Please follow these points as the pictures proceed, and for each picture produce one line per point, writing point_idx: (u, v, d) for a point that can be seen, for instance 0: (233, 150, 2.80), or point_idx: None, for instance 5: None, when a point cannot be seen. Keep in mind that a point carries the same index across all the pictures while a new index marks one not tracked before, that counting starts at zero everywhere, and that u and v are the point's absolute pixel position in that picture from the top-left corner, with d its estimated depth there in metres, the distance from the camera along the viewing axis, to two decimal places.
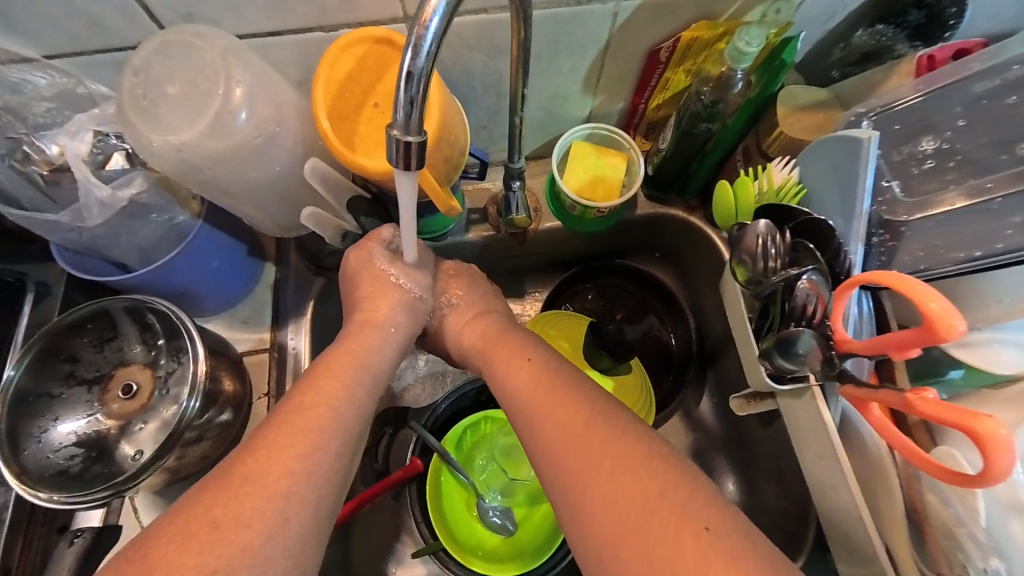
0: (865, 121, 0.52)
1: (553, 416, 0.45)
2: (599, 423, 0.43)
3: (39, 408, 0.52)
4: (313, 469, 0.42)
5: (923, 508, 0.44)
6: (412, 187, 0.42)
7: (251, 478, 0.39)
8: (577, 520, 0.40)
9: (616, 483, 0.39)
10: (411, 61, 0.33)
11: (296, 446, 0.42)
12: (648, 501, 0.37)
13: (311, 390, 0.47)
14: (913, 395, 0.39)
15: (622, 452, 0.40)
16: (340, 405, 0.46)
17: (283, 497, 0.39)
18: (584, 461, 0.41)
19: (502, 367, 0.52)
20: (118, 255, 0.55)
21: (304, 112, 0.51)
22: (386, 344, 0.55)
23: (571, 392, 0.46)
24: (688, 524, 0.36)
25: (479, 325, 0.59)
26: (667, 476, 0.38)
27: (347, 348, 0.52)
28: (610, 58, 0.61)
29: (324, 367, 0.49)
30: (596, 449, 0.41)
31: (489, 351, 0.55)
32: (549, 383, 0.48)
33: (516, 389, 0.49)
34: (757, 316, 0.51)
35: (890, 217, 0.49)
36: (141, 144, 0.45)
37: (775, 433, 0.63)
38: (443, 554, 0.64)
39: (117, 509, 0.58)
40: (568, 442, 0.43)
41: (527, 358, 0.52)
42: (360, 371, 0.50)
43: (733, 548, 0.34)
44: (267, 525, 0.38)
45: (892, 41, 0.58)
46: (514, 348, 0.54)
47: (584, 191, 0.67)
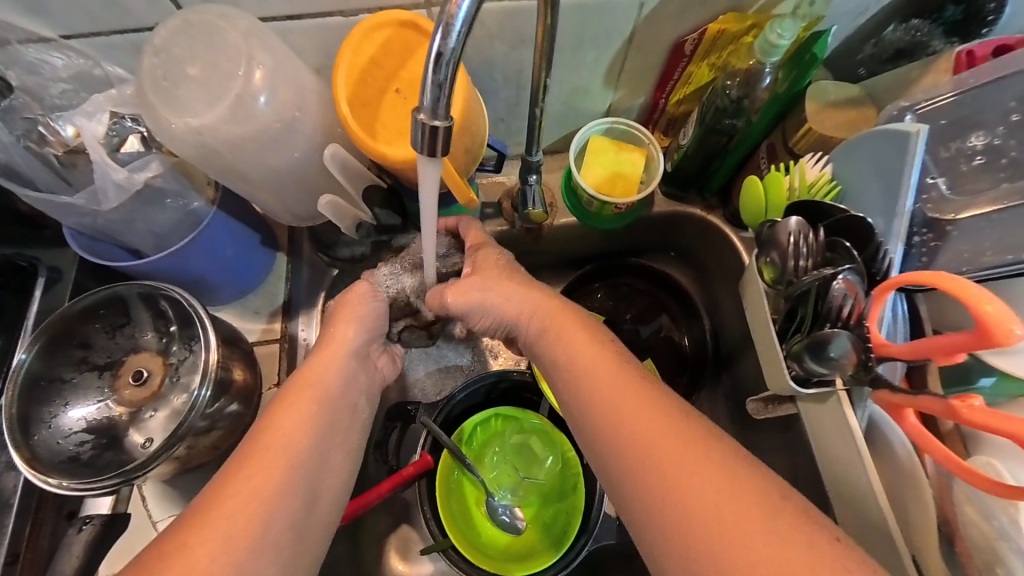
0: (910, 115, 0.50)
1: (646, 410, 0.41)
2: (698, 425, 0.41)
3: (50, 393, 0.51)
4: (263, 501, 0.41)
5: (957, 519, 0.42)
6: (435, 175, 0.41)
7: (199, 510, 0.40)
8: (679, 519, 0.37)
9: (732, 483, 0.37)
10: (441, 42, 0.31)
11: (243, 478, 0.41)
12: (770, 505, 0.36)
13: (277, 417, 0.45)
14: (959, 403, 0.38)
15: (731, 458, 0.38)
16: (319, 418, 0.46)
17: (227, 528, 0.39)
18: (689, 460, 0.38)
19: (576, 344, 0.47)
20: (133, 241, 0.55)
21: (324, 98, 0.50)
22: (346, 364, 0.51)
23: (662, 391, 0.43)
24: (816, 532, 0.35)
25: (544, 296, 0.52)
26: (778, 483, 0.38)
27: (318, 367, 0.49)
28: (634, 50, 0.60)
29: (287, 394, 0.46)
30: (703, 450, 0.38)
31: (556, 328, 0.49)
32: (634, 375, 0.44)
33: (592, 371, 0.44)
34: (783, 318, 0.49)
35: (937, 216, 0.48)
36: (161, 126, 0.44)
37: (793, 439, 0.62)
38: (452, 552, 0.61)
39: (126, 497, 0.58)
40: (669, 438, 0.39)
41: (607, 343, 0.47)
42: (315, 392, 0.47)
43: (858, 554, 0.34)
44: (213, 555, 0.38)
45: (927, 37, 0.56)
46: (590, 331, 0.48)
47: (603, 187, 0.66)
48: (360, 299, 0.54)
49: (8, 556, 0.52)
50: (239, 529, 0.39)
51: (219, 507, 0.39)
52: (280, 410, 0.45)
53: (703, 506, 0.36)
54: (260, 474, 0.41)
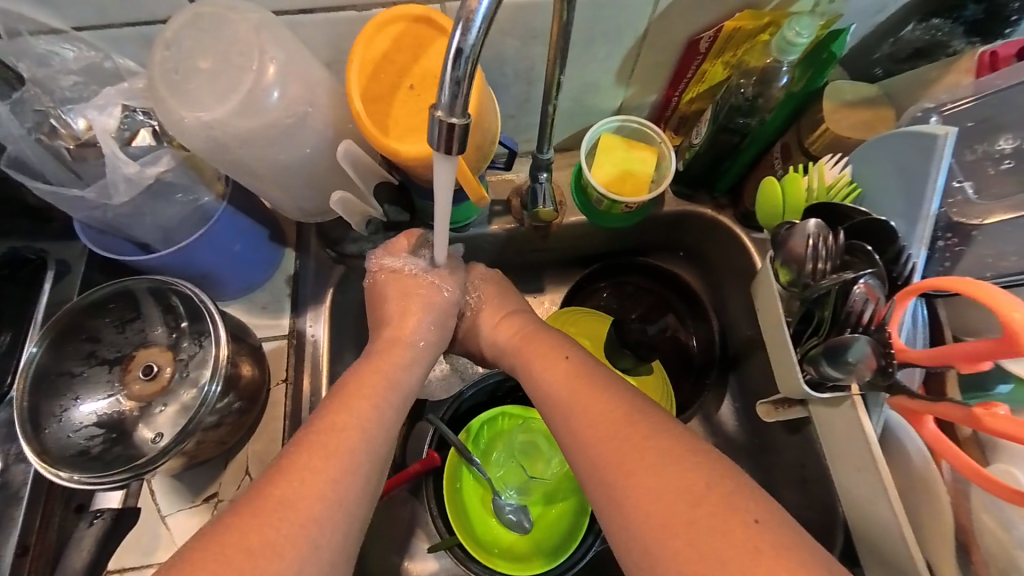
0: (934, 116, 0.50)
1: (594, 412, 0.44)
2: (639, 418, 0.42)
3: (60, 386, 0.51)
4: (340, 494, 0.41)
5: (972, 526, 0.43)
6: (450, 172, 0.41)
7: (286, 504, 0.39)
8: (616, 513, 0.39)
9: (665, 473, 0.38)
10: (461, 38, 0.31)
11: (326, 470, 0.41)
12: (696, 492, 0.37)
13: (345, 409, 0.45)
14: (982, 410, 0.38)
15: (665, 446, 0.40)
16: (385, 413, 0.47)
17: (316, 524, 0.39)
18: (624, 456, 0.40)
19: (538, 364, 0.51)
20: (141, 236, 0.54)
21: (335, 93, 0.49)
22: (415, 367, 0.53)
23: (610, 390, 0.46)
24: (742, 518, 0.35)
25: (513, 324, 0.58)
26: (713, 468, 0.38)
27: (386, 361, 0.51)
28: (648, 48, 0.59)
29: (357, 381, 0.48)
30: (638, 443, 0.40)
31: (522, 352, 0.54)
32: (588, 380, 0.47)
33: (551, 375, 0.49)
34: (798, 320, 0.48)
35: (962, 220, 0.47)
36: (171, 120, 0.44)
37: (801, 442, 0.61)
38: (458, 551, 0.63)
39: (135, 492, 0.57)
40: (611, 433, 0.42)
41: (564, 357, 0.51)
42: (384, 385, 0.49)
43: (781, 540, 0.34)
44: (297, 548, 0.37)
45: (948, 36, 0.55)
46: (552, 347, 0.52)
47: (613, 185, 0.65)
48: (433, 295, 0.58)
49: (19, 548, 0.52)
50: (304, 522, 0.38)
51: (271, 494, 0.39)
52: (348, 401, 0.46)
53: (634, 499, 0.38)
54: (340, 467, 0.41)
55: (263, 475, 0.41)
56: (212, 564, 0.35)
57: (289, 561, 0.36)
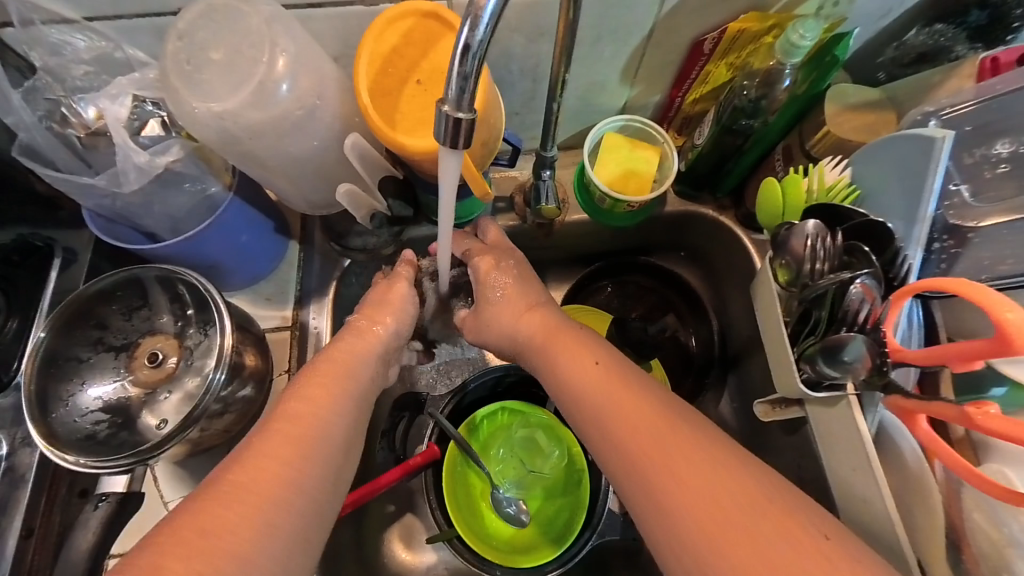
0: (933, 120, 0.51)
1: (638, 418, 0.43)
2: (688, 427, 0.42)
3: (67, 371, 0.52)
4: (292, 477, 0.40)
5: (964, 526, 0.43)
6: (457, 166, 0.41)
7: (244, 488, 0.38)
8: (669, 522, 0.38)
9: (721, 482, 0.38)
10: (469, 34, 0.31)
11: (291, 458, 0.41)
12: (755, 501, 0.37)
13: (299, 394, 0.45)
14: (975, 409, 0.38)
15: (715, 455, 0.40)
16: (344, 398, 0.46)
17: (270, 505, 0.38)
18: (674, 464, 0.39)
19: (568, 363, 0.49)
20: (149, 225, 0.55)
21: (344, 87, 0.50)
22: (377, 358, 0.52)
23: (650, 395, 0.45)
24: (807, 528, 0.36)
25: (539, 317, 0.55)
26: (765, 478, 0.39)
27: (347, 350, 0.51)
28: (653, 48, 0.59)
29: (313, 368, 0.48)
30: (687, 452, 0.40)
31: (548, 348, 0.51)
32: (624, 381, 0.46)
33: (584, 377, 0.47)
34: (795, 321, 0.49)
35: (959, 222, 0.47)
36: (183, 110, 0.45)
37: (798, 441, 0.62)
38: (457, 543, 0.64)
39: (140, 477, 0.58)
40: (658, 440, 0.41)
41: (594, 361, 0.48)
42: (340, 375, 0.48)
43: (843, 549, 0.35)
44: (255, 529, 0.37)
45: (951, 41, 0.55)
46: (579, 344, 0.50)
47: (615, 184, 0.65)
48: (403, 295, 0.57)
49: (24, 531, 0.53)
50: (251, 505, 0.38)
51: (226, 483, 0.38)
52: (308, 391, 0.46)
53: (691, 509, 0.37)
54: (305, 455, 0.41)
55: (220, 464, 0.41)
56: (162, 546, 0.35)
57: (248, 545, 0.36)
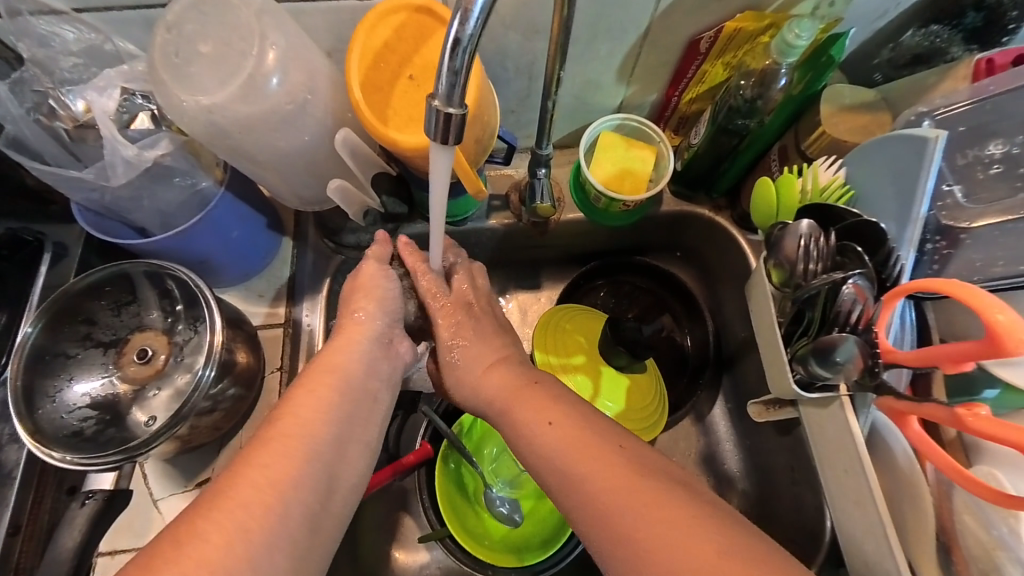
0: (927, 120, 0.50)
1: (598, 475, 0.42)
2: (653, 484, 0.40)
3: (55, 366, 0.51)
4: (292, 484, 0.40)
5: (954, 527, 0.43)
6: (448, 163, 0.41)
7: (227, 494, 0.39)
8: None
9: (688, 546, 0.37)
10: (459, 27, 0.31)
11: (279, 466, 0.41)
12: (723, 566, 0.35)
13: (293, 400, 0.45)
14: (965, 411, 0.38)
15: (681, 514, 0.38)
16: (339, 402, 0.46)
17: (268, 512, 0.39)
18: (641, 528, 0.38)
19: (526, 423, 0.47)
20: (139, 220, 0.54)
21: (336, 82, 0.50)
22: (365, 348, 0.50)
23: (617, 453, 0.43)
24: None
25: (500, 371, 0.52)
26: (737, 540, 0.37)
27: (338, 351, 0.49)
28: (649, 46, 0.59)
29: (310, 374, 0.47)
30: (652, 516, 0.38)
31: (509, 409, 0.49)
32: (586, 441, 0.44)
33: (543, 437, 0.45)
34: (789, 321, 0.49)
35: (952, 223, 0.48)
36: (172, 103, 0.44)
37: (792, 443, 0.61)
38: (449, 541, 0.63)
39: (129, 474, 0.58)
40: (625, 504, 0.40)
41: (547, 422, 0.46)
42: (332, 378, 0.47)
43: None
44: (228, 540, 0.37)
45: (947, 43, 0.55)
46: (537, 401, 0.48)
47: (612, 183, 0.65)
48: (378, 279, 0.54)
49: (11, 528, 0.52)
50: (252, 513, 0.38)
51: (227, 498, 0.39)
52: (300, 396, 0.45)
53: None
54: (298, 459, 0.41)
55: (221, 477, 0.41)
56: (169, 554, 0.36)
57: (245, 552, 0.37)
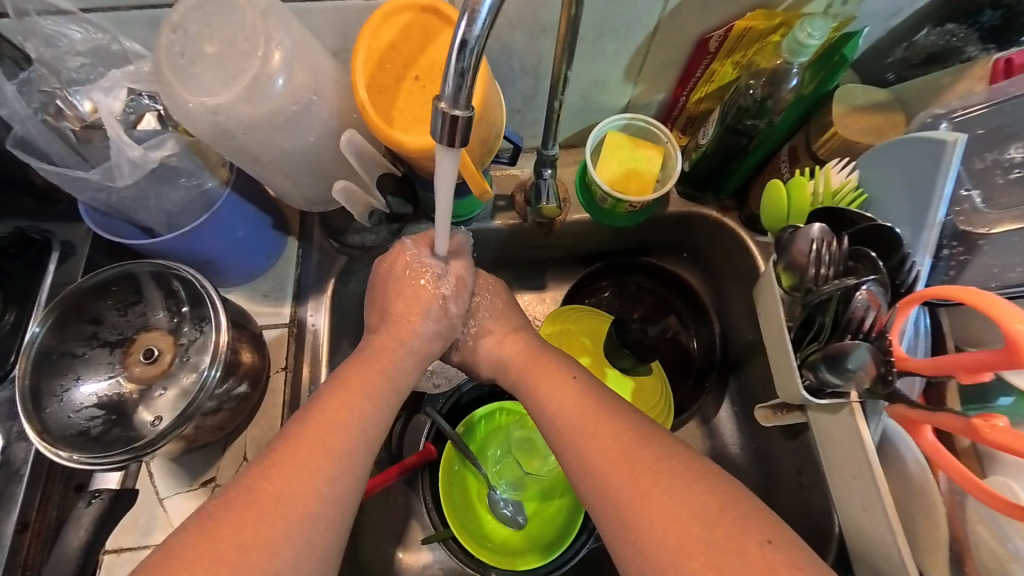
0: (944, 123, 0.49)
1: (604, 441, 0.42)
2: (652, 442, 0.41)
3: (61, 366, 0.51)
4: (337, 490, 0.41)
5: (967, 538, 0.43)
6: (453, 164, 0.41)
7: (281, 499, 0.39)
8: (634, 539, 0.37)
9: (681, 494, 0.37)
10: (466, 29, 0.31)
11: (323, 467, 0.41)
12: (711, 514, 0.36)
13: (340, 404, 0.45)
14: (981, 421, 0.37)
15: (678, 467, 0.39)
16: (379, 403, 0.47)
17: (311, 521, 0.39)
18: (637, 478, 0.39)
19: (544, 386, 0.49)
20: (145, 220, 0.54)
21: (341, 83, 0.49)
22: (407, 359, 0.52)
23: (619, 414, 0.44)
24: (750, 531, 0.35)
25: (519, 341, 0.56)
26: (726, 491, 0.38)
27: (383, 357, 0.51)
28: (657, 46, 0.58)
29: (352, 372, 0.48)
30: (650, 466, 0.39)
31: (528, 372, 0.52)
32: (596, 406, 0.45)
33: (566, 407, 0.46)
34: (799, 326, 0.48)
35: (968, 229, 0.47)
36: (176, 103, 0.44)
37: (799, 447, 0.61)
38: (452, 543, 0.63)
39: (134, 473, 0.58)
40: (622, 461, 0.40)
41: (571, 378, 0.49)
42: (379, 381, 0.49)
43: (796, 562, 0.34)
44: (290, 549, 0.37)
45: (962, 42, 0.54)
46: (553, 368, 0.51)
47: (618, 184, 0.64)
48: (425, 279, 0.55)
49: (19, 525, 0.53)
50: (291, 520, 0.38)
51: (258, 505, 0.38)
52: (341, 395, 0.46)
53: (652, 522, 0.37)
54: (333, 460, 0.42)
55: (257, 466, 0.41)
56: (206, 555, 0.35)
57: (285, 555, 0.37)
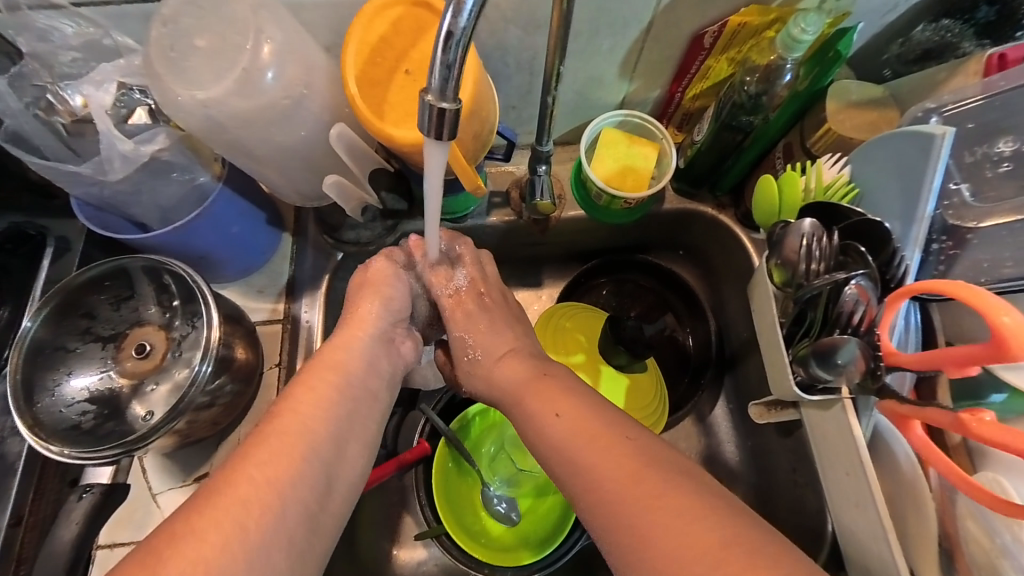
0: (934, 117, 0.49)
1: (601, 462, 0.42)
2: (652, 468, 0.40)
3: (55, 360, 0.52)
4: (284, 482, 0.40)
5: (958, 534, 0.43)
6: (443, 158, 0.41)
7: (222, 489, 0.38)
8: (635, 570, 0.37)
9: (683, 525, 0.37)
10: (452, 20, 0.31)
11: (267, 457, 0.40)
12: (719, 547, 0.35)
13: (286, 399, 0.45)
14: (968, 416, 0.38)
15: (680, 498, 0.38)
16: (336, 400, 0.46)
17: (252, 509, 0.38)
18: (638, 508, 0.38)
19: (535, 409, 0.48)
20: (139, 215, 0.54)
21: (334, 78, 0.50)
22: (370, 346, 0.51)
23: (620, 436, 0.43)
24: (761, 567, 0.34)
25: (512, 364, 0.54)
26: (734, 522, 0.36)
27: (341, 346, 0.50)
28: (651, 41, 0.58)
29: (311, 368, 0.47)
30: (649, 495, 0.39)
31: (520, 395, 0.50)
32: (590, 427, 0.44)
33: (557, 429, 0.45)
34: (791, 322, 0.48)
35: (957, 222, 0.47)
36: (168, 98, 0.44)
37: (794, 444, 0.61)
38: (446, 539, 0.63)
39: (127, 468, 0.58)
40: (625, 490, 0.40)
41: (554, 415, 0.46)
42: (333, 376, 0.47)
43: None
44: (226, 539, 0.36)
45: (958, 38, 0.54)
46: (547, 390, 0.49)
47: (612, 180, 0.64)
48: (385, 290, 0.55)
49: (13, 518, 0.53)
50: (228, 512, 0.37)
51: (222, 499, 0.38)
52: (299, 391, 0.45)
53: (650, 555, 0.36)
54: (288, 456, 0.41)
55: (221, 466, 0.41)
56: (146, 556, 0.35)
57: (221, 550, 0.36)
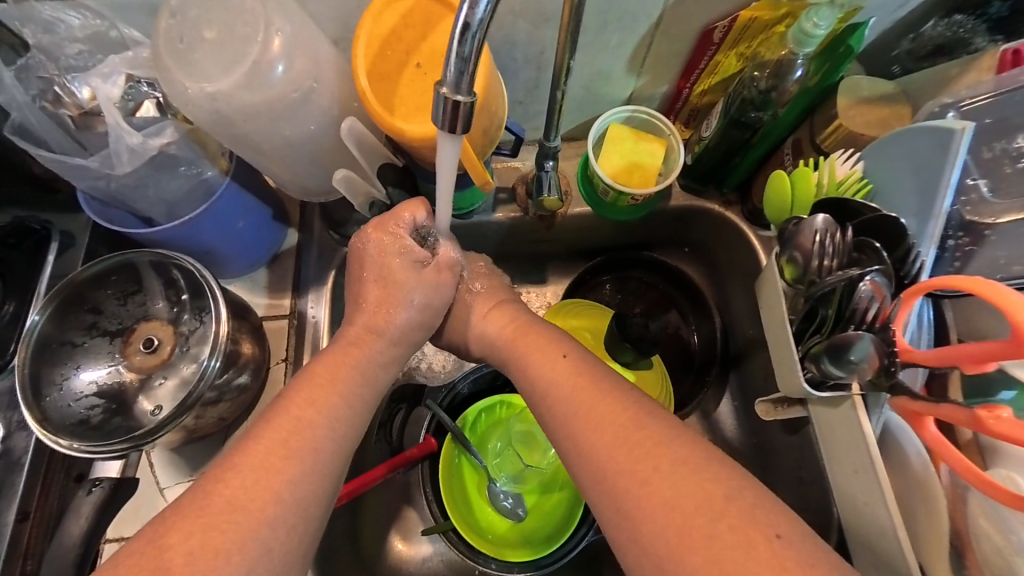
0: (952, 112, 0.49)
1: (601, 418, 0.42)
2: (651, 423, 0.41)
3: (61, 355, 0.51)
4: (297, 494, 0.39)
5: (968, 532, 0.43)
6: (455, 152, 0.40)
7: (232, 504, 0.37)
8: (630, 528, 0.37)
9: (684, 479, 0.37)
10: (468, 12, 0.30)
11: (284, 470, 0.39)
12: (716, 503, 0.35)
13: (307, 400, 0.43)
14: (986, 413, 0.37)
15: (679, 452, 0.38)
16: (352, 407, 0.45)
17: (269, 527, 0.37)
18: (638, 464, 0.38)
19: (535, 362, 0.49)
20: (144, 209, 0.54)
21: (342, 72, 0.49)
22: (386, 348, 0.51)
23: (619, 392, 0.44)
24: (755, 522, 0.35)
25: (505, 314, 0.56)
26: (731, 479, 0.37)
27: (359, 349, 0.49)
28: (660, 36, 0.58)
29: (324, 367, 0.46)
30: (648, 450, 0.39)
31: (518, 347, 0.52)
32: (588, 379, 0.45)
33: (560, 385, 0.46)
34: (801, 319, 0.48)
35: (975, 218, 0.47)
36: (176, 90, 0.44)
37: (800, 442, 0.61)
38: (452, 535, 0.63)
39: (134, 463, 0.58)
40: (625, 446, 0.40)
41: (563, 354, 0.49)
42: (362, 387, 0.47)
43: (806, 555, 0.33)
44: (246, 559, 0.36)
45: (970, 33, 0.54)
46: (546, 342, 0.50)
47: (620, 177, 0.64)
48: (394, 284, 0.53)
49: (19, 514, 0.53)
50: (244, 523, 0.37)
51: (235, 514, 0.37)
52: (310, 387, 0.44)
53: (648, 511, 0.36)
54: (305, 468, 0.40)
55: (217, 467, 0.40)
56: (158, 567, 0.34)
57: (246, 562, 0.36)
